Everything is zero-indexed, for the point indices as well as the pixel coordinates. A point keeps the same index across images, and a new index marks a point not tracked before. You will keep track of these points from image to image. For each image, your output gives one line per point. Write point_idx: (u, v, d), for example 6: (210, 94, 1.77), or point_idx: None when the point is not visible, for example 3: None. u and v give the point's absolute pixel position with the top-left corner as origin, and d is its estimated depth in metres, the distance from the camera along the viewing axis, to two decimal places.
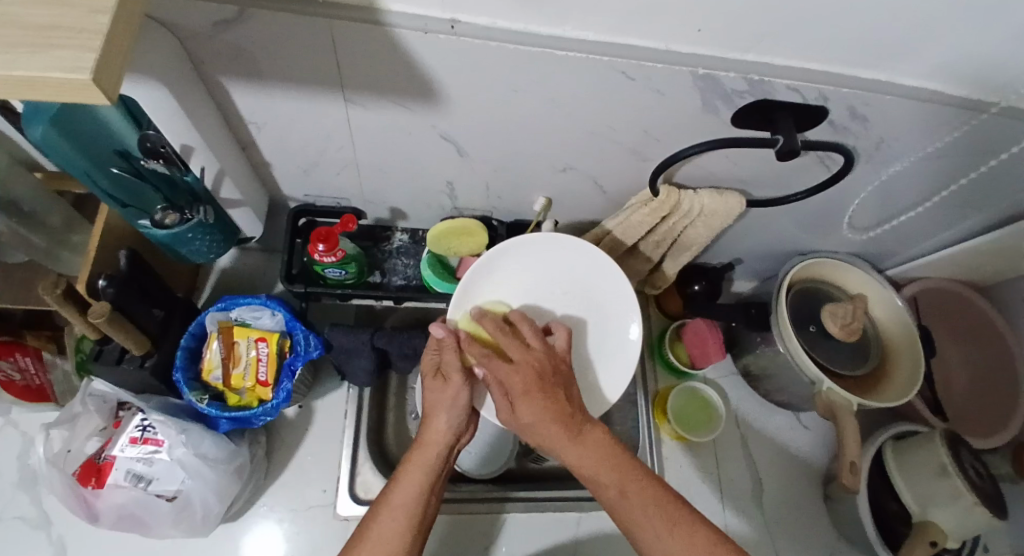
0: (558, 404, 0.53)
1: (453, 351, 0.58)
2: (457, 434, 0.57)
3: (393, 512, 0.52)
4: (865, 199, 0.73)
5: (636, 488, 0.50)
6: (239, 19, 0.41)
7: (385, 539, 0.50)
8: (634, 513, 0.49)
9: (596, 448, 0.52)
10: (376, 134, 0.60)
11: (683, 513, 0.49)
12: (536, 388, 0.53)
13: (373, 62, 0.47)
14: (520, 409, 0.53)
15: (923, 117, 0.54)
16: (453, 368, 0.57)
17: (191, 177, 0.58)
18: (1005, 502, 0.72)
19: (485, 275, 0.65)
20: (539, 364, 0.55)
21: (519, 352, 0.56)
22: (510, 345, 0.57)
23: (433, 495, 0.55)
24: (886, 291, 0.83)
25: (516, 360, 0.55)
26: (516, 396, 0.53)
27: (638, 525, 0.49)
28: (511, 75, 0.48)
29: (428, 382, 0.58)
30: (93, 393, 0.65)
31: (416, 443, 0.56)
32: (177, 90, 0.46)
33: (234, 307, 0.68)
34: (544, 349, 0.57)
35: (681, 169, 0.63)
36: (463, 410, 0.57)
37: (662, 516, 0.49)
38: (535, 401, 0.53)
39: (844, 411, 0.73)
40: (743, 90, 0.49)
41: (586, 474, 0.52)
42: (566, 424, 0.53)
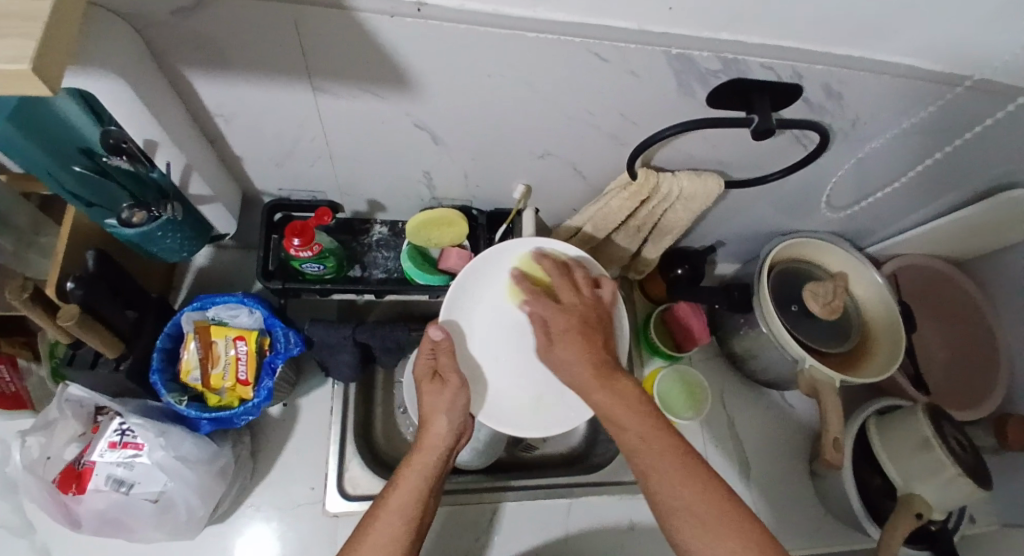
0: (595, 348, 0.58)
1: (449, 354, 0.60)
2: (456, 436, 0.58)
3: (391, 515, 0.52)
4: (843, 177, 0.73)
5: (657, 438, 0.54)
6: (196, 7, 0.39)
7: (383, 543, 0.51)
8: (650, 461, 0.53)
9: (625, 397, 0.56)
10: (348, 124, 0.58)
11: (693, 466, 0.52)
12: (577, 328, 0.59)
13: (340, 48, 0.45)
14: (558, 346, 0.59)
15: (897, 93, 0.55)
16: (450, 370, 0.60)
17: (157, 173, 0.56)
18: (988, 474, 0.72)
19: (472, 280, 0.65)
20: (584, 310, 0.60)
21: (568, 295, 0.61)
22: (562, 287, 0.61)
23: (433, 499, 0.56)
24: (867, 269, 0.84)
25: (564, 302, 0.61)
26: (557, 333, 0.59)
27: (659, 475, 0.52)
28: (483, 59, 0.47)
29: (424, 386, 0.59)
30: (69, 399, 0.63)
31: (416, 447, 0.57)
32: (138, 82, 0.44)
33: (211, 306, 0.67)
34: (591, 295, 0.62)
35: (659, 152, 0.63)
36: (462, 414, 0.59)
37: (686, 472, 0.52)
38: (574, 339, 0.58)
39: (827, 388, 0.73)
40: (717, 69, 0.49)
41: (611, 418, 0.56)
42: (600, 368, 0.57)
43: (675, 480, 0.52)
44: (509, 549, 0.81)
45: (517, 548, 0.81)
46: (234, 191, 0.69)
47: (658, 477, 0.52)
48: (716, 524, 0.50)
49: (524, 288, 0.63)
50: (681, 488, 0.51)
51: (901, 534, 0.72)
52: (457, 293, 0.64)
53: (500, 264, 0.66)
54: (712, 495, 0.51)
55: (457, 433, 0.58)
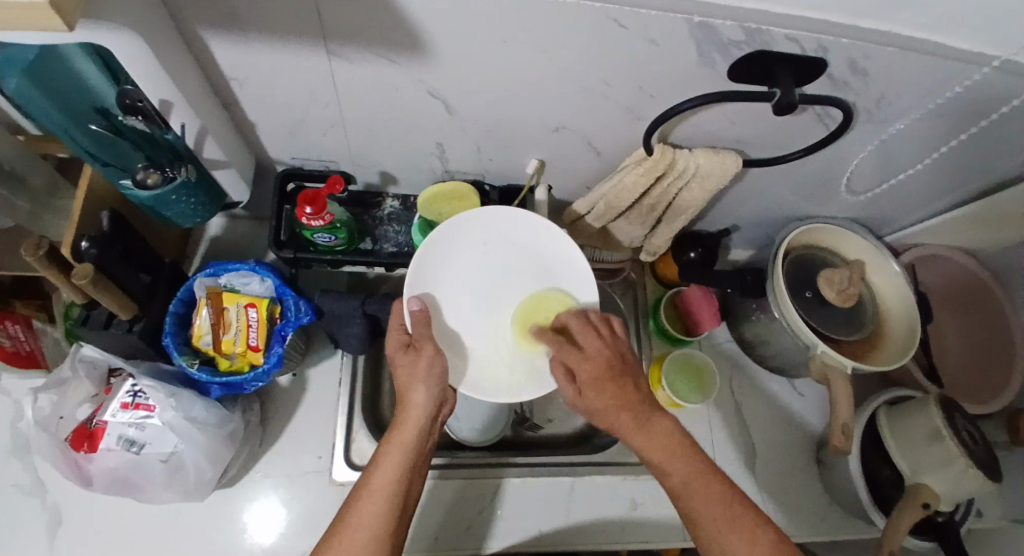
0: (624, 393, 0.56)
1: (424, 324, 0.58)
2: (437, 405, 0.58)
3: (374, 496, 0.54)
4: (865, 159, 0.71)
5: (699, 484, 0.54)
6: None
7: (367, 522, 0.53)
8: (697, 503, 0.54)
9: (664, 440, 0.56)
10: (360, 90, 0.58)
11: (738, 507, 0.53)
12: (605, 377, 0.56)
13: (354, 10, 0.44)
14: (586, 396, 0.57)
15: (924, 70, 0.53)
16: (424, 340, 0.58)
17: (171, 135, 0.56)
18: (1000, 468, 0.71)
19: (434, 259, 0.64)
20: (608, 354, 0.58)
21: (592, 343, 0.58)
22: (585, 336, 0.58)
23: (414, 475, 0.57)
24: (884, 257, 0.83)
25: (587, 350, 0.58)
26: (585, 383, 0.57)
27: (700, 517, 0.54)
28: (501, 23, 0.46)
29: (399, 357, 0.58)
30: (82, 359, 0.64)
31: (397, 421, 0.57)
32: (153, 40, 0.44)
33: (223, 273, 0.67)
34: (616, 340, 0.59)
35: (677, 128, 0.62)
36: (439, 383, 0.57)
37: (728, 515, 0.53)
38: (604, 389, 0.56)
39: (837, 375, 0.72)
40: (740, 40, 0.47)
41: (653, 462, 0.56)
42: (636, 413, 0.56)
43: (723, 524, 0.53)
44: (512, 525, 0.82)
45: (520, 526, 0.82)
46: (246, 156, 0.68)
47: (705, 522, 0.54)
48: None
49: (547, 338, 0.60)
50: (733, 537, 0.52)
51: (906, 525, 0.72)
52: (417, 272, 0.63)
53: (456, 237, 0.65)
54: (759, 542, 0.52)
55: (435, 403, 0.58)
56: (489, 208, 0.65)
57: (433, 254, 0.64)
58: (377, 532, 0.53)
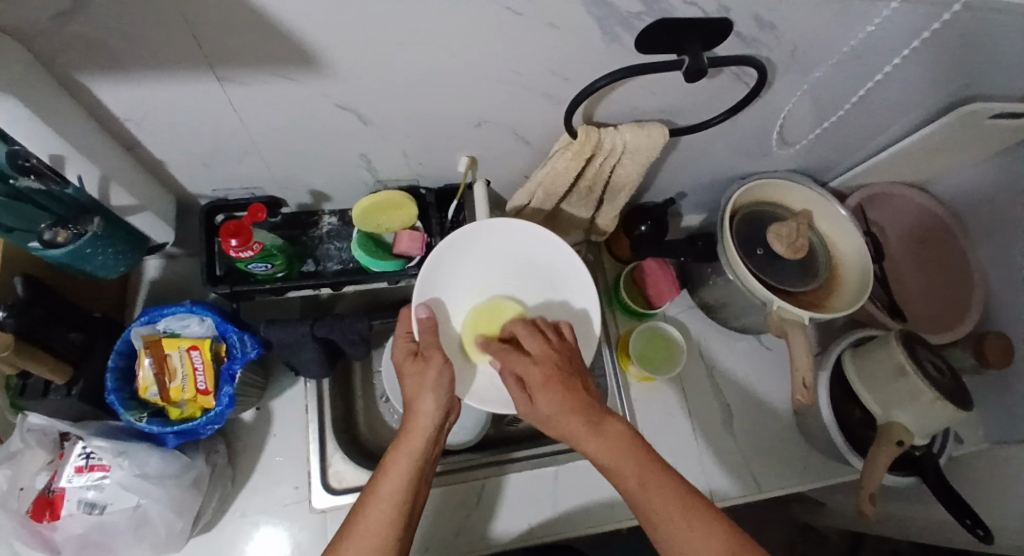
0: (575, 395, 0.56)
1: (431, 332, 0.59)
2: (444, 413, 0.58)
3: (381, 504, 0.53)
4: (793, 110, 0.71)
5: (654, 483, 0.53)
6: (73, 10, 0.37)
7: (375, 529, 0.52)
8: (652, 503, 0.52)
9: (616, 441, 0.55)
10: (266, 112, 0.56)
11: (694, 503, 0.52)
12: (556, 379, 0.56)
13: (235, 32, 0.42)
14: (538, 399, 0.56)
15: (830, 16, 0.52)
16: (432, 348, 0.59)
17: (71, 189, 0.54)
18: (967, 394, 0.73)
19: (441, 266, 0.64)
20: (556, 355, 0.58)
21: (539, 348, 0.58)
22: (529, 340, 0.59)
23: (420, 484, 0.57)
24: (829, 203, 0.83)
25: (534, 354, 0.58)
26: (535, 387, 0.56)
27: (659, 518, 0.52)
28: (392, 26, 0.44)
29: (406, 365, 0.59)
30: (32, 428, 0.62)
31: (405, 429, 0.57)
32: (26, 94, 0.41)
33: (160, 319, 0.64)
34: (562, 344, 0.60)
35: (598, 106, 0.61)
36: (449, 389, 0.58)
37: (683, 510, 0.52)
38: (556, 390, 0.55)
39: (795, 327, 0.73)
40: (639, 11, 0.46)
41: (608, 465, 0.55)
42: (587, 415, 0.55)
43: (678, 522, 0.51)
44: (502, 522, 0.82)
45: (510, 522, 0.82)
46: (165, 196, 0.66)
47: (663, 521, 0.52)
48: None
49: (490, 347, 0.62)
50: (691, 531, 0.51)
51: (883, 463, 0.73)
52: (426, 281, 0.63)
53: (470, 246, 0.65)
54: (717, 535, 0.51)
55: (445, 410, 0.58)
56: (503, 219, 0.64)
57: (442, 264, 0.64)
58: (388, 539, 0.52)
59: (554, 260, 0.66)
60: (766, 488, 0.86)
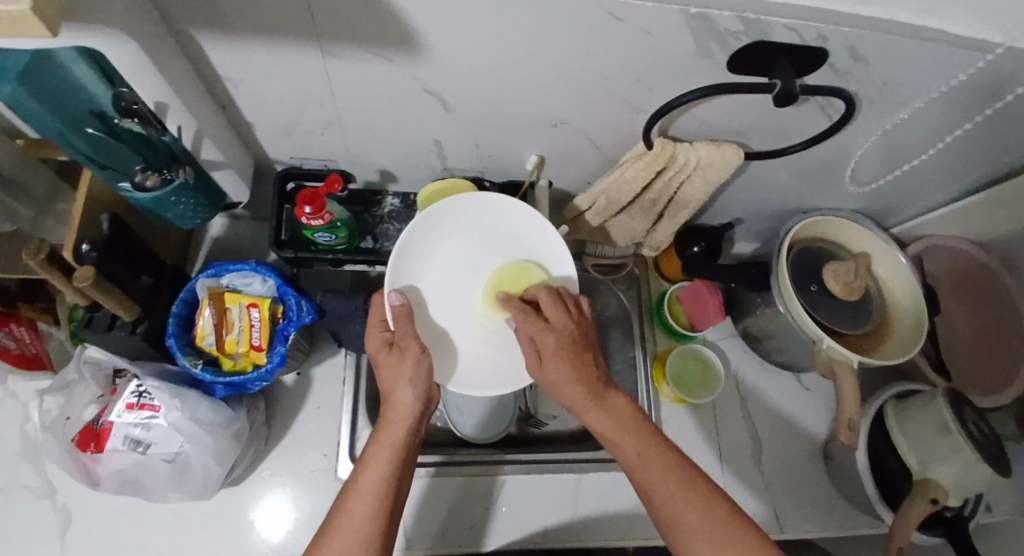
0: (580, 368, 0.57)
1: (406, 322, 0.57)
2: (424, 403, 0.57)
3: (362, 495, 0.53)
4: (868, 150, 0.70)
5: (653, 455, 0.55)
6: None
7: (356, 523, 0.51)
8: (649, 473, 0.54)
9: (618, 415, 0.57)
10: (355, 88, 0.58)
11: (691, 477, 0.53)
12: (568, 348, 0.57)
13: (347, 9, 0.44)
14: (547, 364, 0.57)
15: (926, 58, 0.52)
16: (407, 338, 0.57)
17: (168, 137, 0.56)
18: (1008, 459, 0.71)
19: (418, 248, 0.62)
20: (573, 328, 0.58)
21: (559, 315, 0.58)
22: (549, 307, 0.58)
23: (404, 475, 0.56)
24: (890, 248, 0.82)
25: (552, 321, 0.58)
26: (546, 354, 0.57)
27: (653, 487, 0.54)
28: (494, 19, 0.45)
29: (383, 357, 0.58)
30: (87, 360, 0.65)
31: (384, 420, 0.57)
32: (148, 44, 0.44)
33: (225, 273, 0.68)
34: (580, 316, 0.59)
35: (677, 120, 0.61)
36: (426, 380, 0.57)
37: (680, 482, 0.53)
38: (565, 360, 0.57)
39: (844, 369, 0.71)
40: (737, 31, 0.47)
41: (608, 435, 0.57)
42: (591, 388, 0.57)
43: (676, 491, 0.52)
44: (517, 521, 0.82)
45: (526, 522, 0.82)
46: (244, 157, 0.69)
47: (658, 490, 0.53)
48: (725, 533, 0.50)
49: (512, 305, 0.59)
50: (685, 503, 0.52)
51: (915, 518, 0.71)
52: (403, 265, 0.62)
53: (440, 225, 0.63)
54: (715, 513, 0.51)
55: (423, 400, 0.57)
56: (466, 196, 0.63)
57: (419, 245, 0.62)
58: (370, 531, 0.51)
59: (537, 246, 0.65)
60: (789, 528, 0.84)
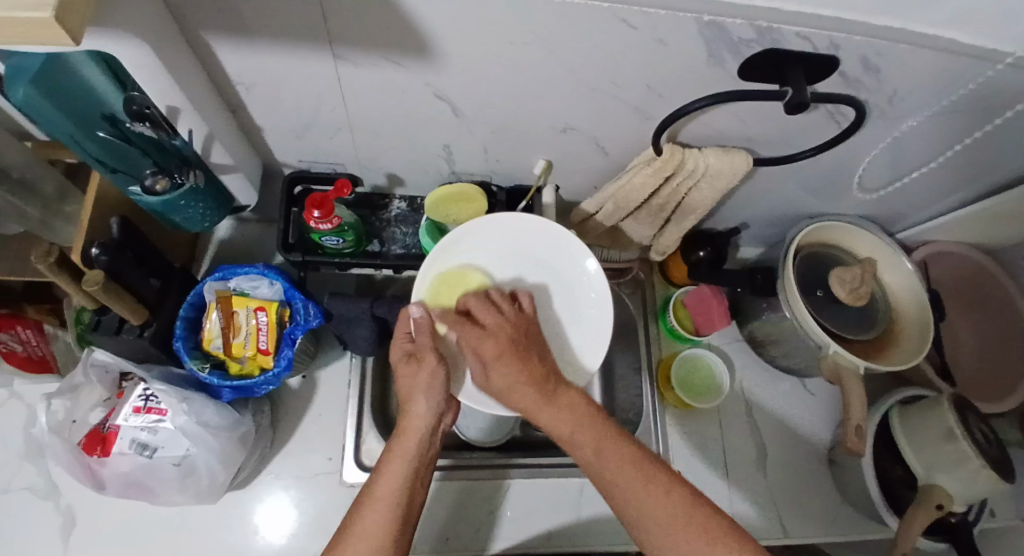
0: (529, 368, 0.55)
1: (427, 333, 0.57)
2: (440, 414, 0.57)
3: (378, 503, 0.51)
4: (876, 157, 0.71)
5: (610, 450, 0.53)
6: None
7: (371, 531, 0.50)
8: (607, 467, 0.52)
9: (573, 410, 0.55)
10: (366, 93, 0.57)
11: (648, 469, 0.52)
12: (510, 351, 0.55)
13: (359, 15, 0.44)
14: (493, 371, 0.55)
15: (937, 67, 0.52)
16: (428, 350, 0.57)
17: (180, 140, 0.56)
18: (1012, 466, 0.70)
19: (452, 262, 0.64)
20: (513, 327, 0.57)
21: (494, 319, 0.57)
22: (482, 311, 0.57)
23: (418, 483, 0.55)
24: (896, 255, 0.82)
25: (487, 325, 0.56)
26: (488, 361, 0.55)
27: (613, 482, 0.52)
28: (507, 25, 0.45)
29: (401, 367, 0.57)
30: (94, 363, 0.65)
31: (399, 430, 0.56)
32: (162, 48, 0.44)
33: (232, 277, 0.68)
34: (517, 315, 0.58)
35: (686, 127, 0.61)
36: (442, 393, 0.57)
37: (636, 472, 0.51)
38: (510, 364, 0.55)
39: (850, 375, 0.71)
40: (750, 39, 0.46)
41: (563, 436, 0.55)
42: (541, 388, 0.55)
43: (634, 482, 0.51)
44: (521, 525, 0.82)
45: (530, 527, 0.82)
46: (254, 160, 0.69)
47: (617, 484, 0.51)
48: (682, 519, 0.49)
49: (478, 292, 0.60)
50: (643, 491, 0.50)
51: (920, 525, 0.70)
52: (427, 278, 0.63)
53: (477, 242, 0.65)
54: (674, 499, 0.50)
55: (439, 412, 0.57)
56: (508, 213, 0.65)
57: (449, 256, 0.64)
58: (384, 538, 0.50)
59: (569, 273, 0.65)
60: (793, 534, 0.84)
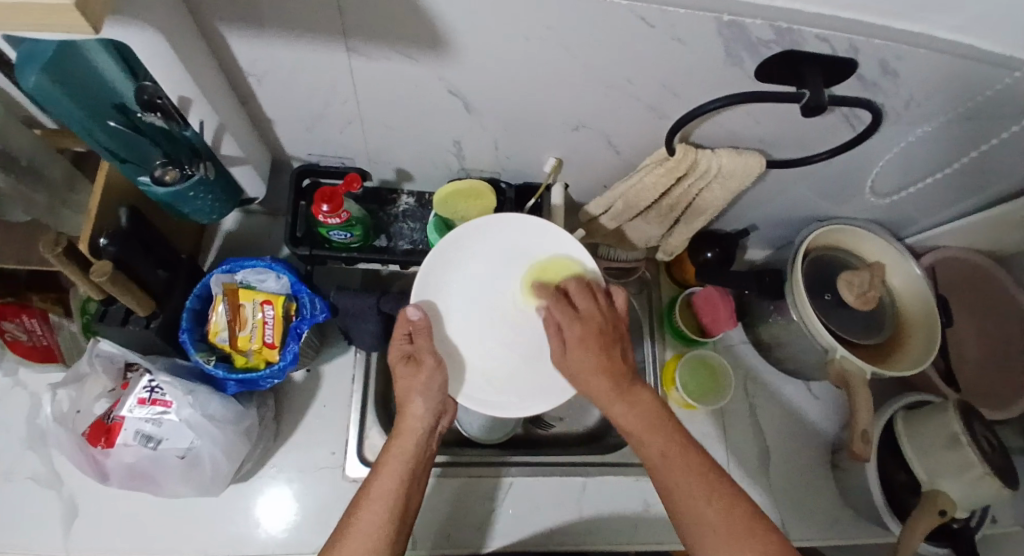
0: (612, 360, 0.56)
1: (426, 336, 0.58)
2: (436, 415, 0.58)
3: (374, 505, 0.53)
4: (889, 162, 0.70)
5: (679, 459, 0.54)
6: None
7: (366, 532, 0.51)
8: (675, 473, 0.53)
9: (646, 412, 0.56)
10: (378, 86, 0.57)
11: (715, 481, 0.53)
12: (596, 340, 0.56)
13: (375, 7, 0.44)
14: (572, 354, 0.56)
15: (956, 72, 0.51)
16: (426, 352, 0.57)
17: (190, 131, 0.56)
18: (1017, 474, 0.70)
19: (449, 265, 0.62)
20: (601, 318, 0.57)
21: (587, 305, 0.57)
22: (580, 296, 0.58)
23: (415, 482, 0.56)
24: (906, 261, 0.81)
25: (581, 311, 0.57)
26: (572, 343, 0.56)
27: (677, 489, 0.53)
28: (524, 21, 0.45)
29: (399, 368, 0.58)
30: (100, 353, 0.65)
31: (395, 430, 0.57)
32: (175, 38, 0.43)
33: (239, 269, 0.67)
34: (608, 307, 0.59)
35: (699, 127, 0.61)
36: (439, 394, 0.57)
37: (703, 483, 0.53)
38: (592, 350, 0.55)
39: (857, 380, 0.71)
40: (769, 39, 0.46)
41: (632, 432, 0.56)
42: (618, 381, 0.56)
43: (699, 491, 0.52)
44: (523, 523, 0.82)
45: (532, 525, 0.82)
46: (262, 152, 0.68)
47: (681, 491, 0.53)
48: (742, 536, 0.50)
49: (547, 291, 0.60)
50: (707, 504, 0.52)
51: (922, 530, 0.70)
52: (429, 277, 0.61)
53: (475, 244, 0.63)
54: (734, 520, 0.51)
55: (435, 413, 0.58)
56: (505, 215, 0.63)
57: (443, 260, 0.62)
58: (379, 536, 0.51)
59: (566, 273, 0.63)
60: (794, 537, 0.84)
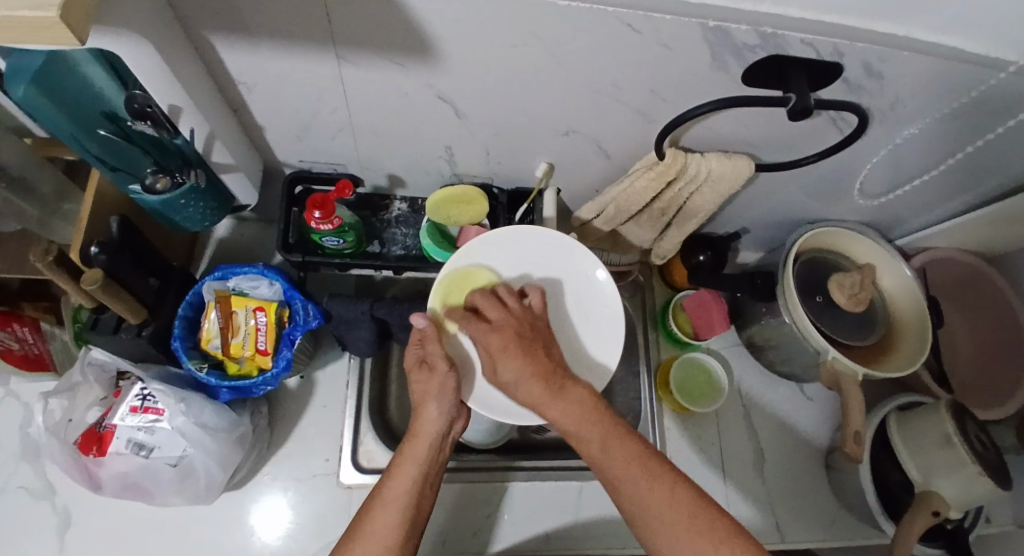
0: (537, 360, 0.52)
1: (436, 340, 0.57)
2: (450, 420, 0.57)
3: (386, 507, 0.51)
4: (877, 163, 0.71)
5: (616, 446, 0.49)
6: None
7: (380, 534, 0.50)
8: (614, 467, 0.49)
9: (581, 407, 0.51)
10: (367, 93, 0.57)
11: (656, 466, 0.48)
12: (515, 345, 0.52)
13: (361, 15, 0.44)
14: (500, 365, 0.52)
15: (940, 75, 0.52)
16: (438, 356, 0.57)
17: (180, 140, 0.56)
18: (1010, 474, 0.70)
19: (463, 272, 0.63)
20: (516, 323, 0.54)
21: (497, 312, 0.55)
22: (488, 306, 0.55)
23: (428, 487, 0.55)
24: (896, 262, 0.82)
25: (494, 320, 0.54)
26: (496, 354, 0.52)
27: (622, 482, 0.48)
28: (511, 28, 0.45)
29: (413, 373, 0.57)
30: (91, 362, 0.65)
31: (408, 435, 0.56)
32: (164, 46, 0.43)
33: (232, 277, 0.68)
34: (522, 309, 0.56)
35: (688, 132, 0.61)
36: (453, 397, 0.57)
37: (641, 469, 0.48)
38: (515, 357, 0.51)
39: (849, 381, 0.71)
40: (754, 44, 0.46)
41: (570, 431, 0.51)
42: (549, 382, 0.51)
43: (641, 480, 0.48)
44: (519, 528, 0.82)
45: (527, 530, 0.82)
46: (254, 160, 0.68)
47: (624, 483, 0.48)
48: (689, 521, 0.46)
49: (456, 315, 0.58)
50: (651, 491, 0.47)
51: (917, 531, 0.70)
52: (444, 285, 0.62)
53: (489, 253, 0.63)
54: (680, 502, 0.46)
55: (449, 419, 0.57)
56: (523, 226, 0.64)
57: (457, 271, 0.62)
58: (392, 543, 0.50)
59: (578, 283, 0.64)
60: (789, 538, 0.84)
